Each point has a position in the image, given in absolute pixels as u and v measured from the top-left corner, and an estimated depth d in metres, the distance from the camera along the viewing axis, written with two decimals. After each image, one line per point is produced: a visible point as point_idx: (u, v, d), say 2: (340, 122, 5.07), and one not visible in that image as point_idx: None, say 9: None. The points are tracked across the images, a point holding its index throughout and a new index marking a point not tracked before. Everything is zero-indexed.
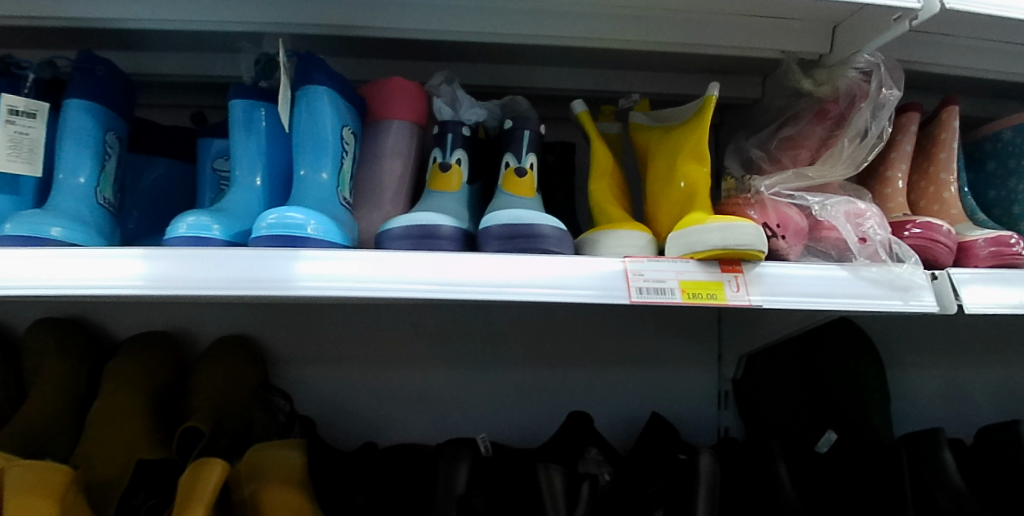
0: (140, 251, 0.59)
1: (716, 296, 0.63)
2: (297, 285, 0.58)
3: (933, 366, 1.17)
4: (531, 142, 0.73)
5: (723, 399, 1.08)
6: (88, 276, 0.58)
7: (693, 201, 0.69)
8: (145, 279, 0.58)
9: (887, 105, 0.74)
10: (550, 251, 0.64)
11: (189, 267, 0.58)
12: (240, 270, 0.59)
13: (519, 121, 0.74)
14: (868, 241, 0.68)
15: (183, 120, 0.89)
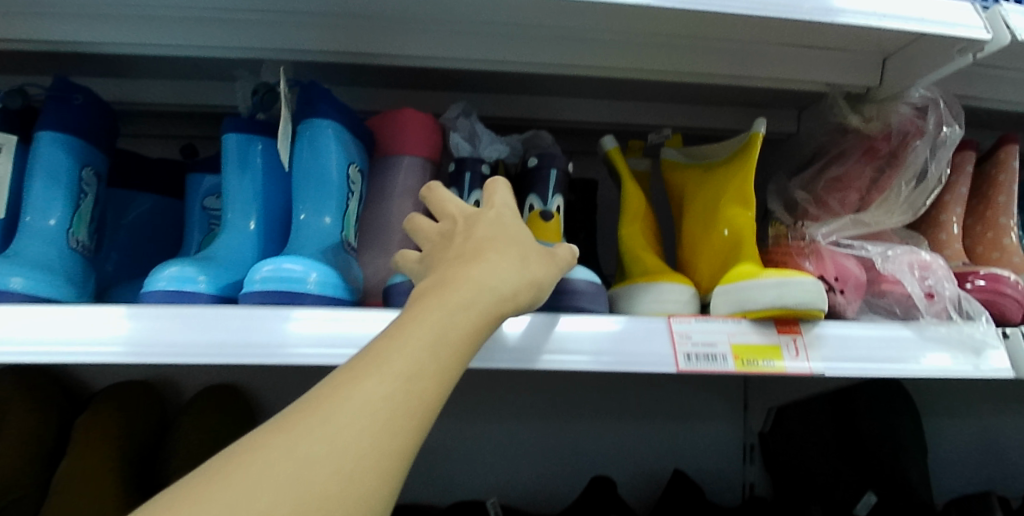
0: (122, 308, 0.51)
1: (773, 362, 0.55)
2: (292, 351, 0.51)
3: (971, 417, 1.10)
4: (558, 183, 0.66)
5: (747, 453, 1.01)
6: (59, 338, 0.50)
7: (740, 250, 0.62)
8: (127, 343, 0.50)
9: (949, 143, 0.67)
10: (585, 309, 0.57)
11: (177, 328, 0.51)
12: (231, 333, 0.51)
13: (547, 159, 0.66)
14: (937, 297, 0.62)
15: (171, 152, 0.81)
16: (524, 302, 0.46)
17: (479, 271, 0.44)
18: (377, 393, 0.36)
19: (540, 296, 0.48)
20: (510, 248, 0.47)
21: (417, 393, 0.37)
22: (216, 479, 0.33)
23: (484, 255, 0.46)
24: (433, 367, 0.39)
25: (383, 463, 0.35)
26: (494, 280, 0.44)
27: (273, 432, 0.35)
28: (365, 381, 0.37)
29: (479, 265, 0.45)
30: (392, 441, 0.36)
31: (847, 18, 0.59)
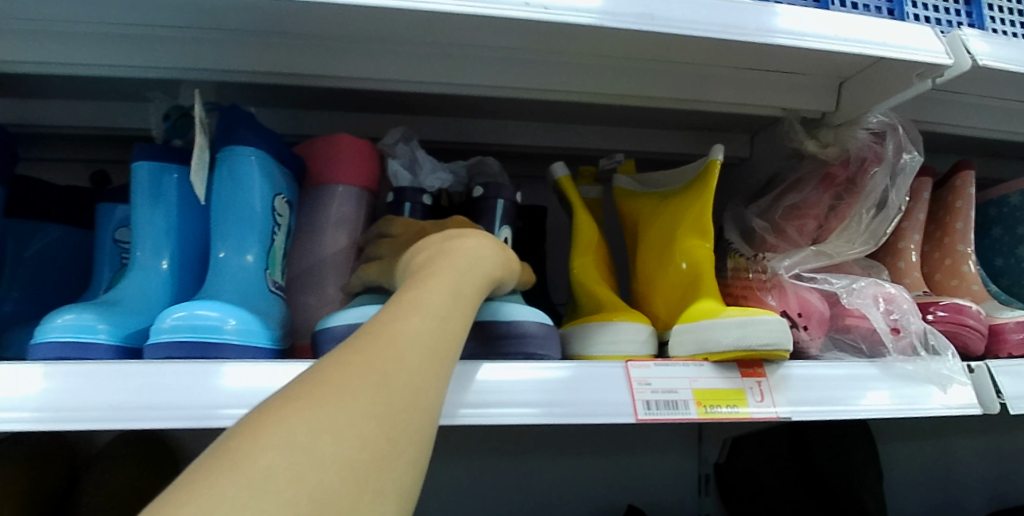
0: (40, 365, 0.45)
1: (737, 408, 0.51)
2: (216, 410, 0.45)
3: (926, 441, 1.09)
4: (506, 214, 0.61)
5: (703, 484, 0.97)
6: None
7: (699, 285, 0.58)
8: (42, 407, 0.43)
9: (908, 170, 0.66)
10: (535, 355, 0.52)
11: (99, 388, 0.44)
12: (135, 392, 0.44)
13: (494, 188, 0.61)
14: (902, 332, 0.59)
15: (79, 179, 0.74)
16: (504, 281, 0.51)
17: (474, 241, 0.49)
18: (422, 327, 0.38)
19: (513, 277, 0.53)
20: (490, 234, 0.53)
21: (452, 327, 0.40)
22: (297, 404, 0.32)
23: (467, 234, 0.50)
24: (458, 309, 0.42)
25: (437, 385, 0.37)
26: (487, 250, 0.49)
27: (336, 364, 0.35)
28: (406, 318, 0.39)
29: (471, 238, 0.49)
30: (439, 367, 0.38)
31: (807, 42, 0.56)
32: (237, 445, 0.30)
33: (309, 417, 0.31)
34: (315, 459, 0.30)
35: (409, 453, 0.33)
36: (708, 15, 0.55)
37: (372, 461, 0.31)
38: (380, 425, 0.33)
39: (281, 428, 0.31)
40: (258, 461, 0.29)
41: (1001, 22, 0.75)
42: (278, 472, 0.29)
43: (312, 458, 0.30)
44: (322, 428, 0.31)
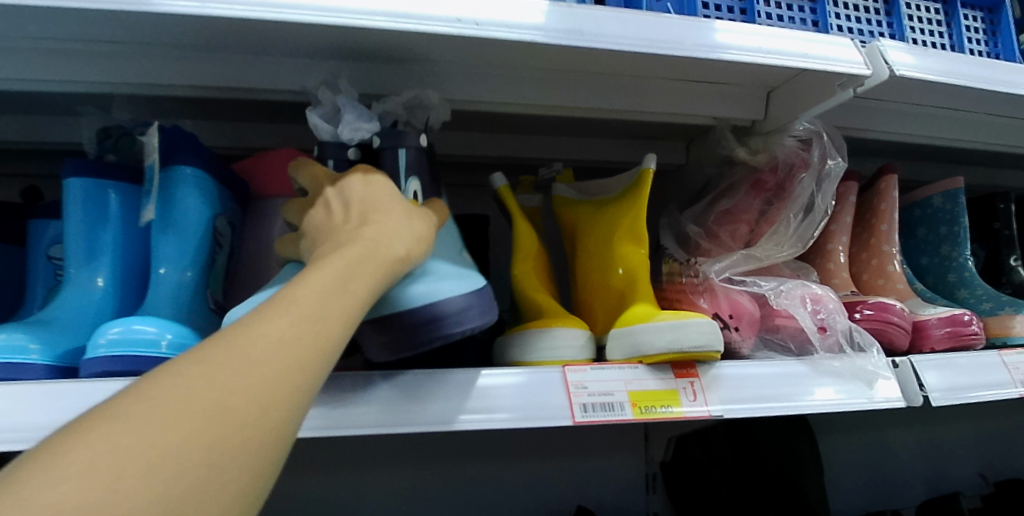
0: None
1: (671, 408, 0.53)
2: None
3: (865, 435, 1.13)
4: (408, 166, 0.54)
5: (650, 482, 0.99)
6: None
7: (635, 290, 0.60)
8: None
9: (832, 176, 0.69)
10: (467, 329, 0.47)
11: (41, 412, 0.43)
12: (63, 414, 0.43)
13: (396, 140, 0.54)
14: (829, 331, 0.62)
15: (14, 195, 0.72)
16: (416, 262, 0.45)
17: (372, 230, 0.43)
18: (291, 330, 0.33)
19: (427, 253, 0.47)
20: (405, 214, 0.46)
21: (330, 332, 0.35)
22: (112, 426, 0.27)
23: (372, 215, 0.44)
24: (340, 308, 0.36)
25: (297, 401, 0.32)
26: (387, 240, 0.42)
27: (176, 373, 0.30)
28: (272, 319, 0.33)
29: (372, 226, 0.43)
30: (306, 377, 0.32)
31: (732, 55, 0.59)
32: (34, 469, 0.26)
33: (115, 444, 0.27)
34: (115, 495, 0.25)
35: (241, 482, 0.29)
36: (640, 30, 0.57)
37: (188, 496, 0.27)
38: (205, 454, 0.28)
39: (80, 455, 0.26)
40: (40, 499, 0.25)
41: (920, 34, 0.80)
42: (66, 509, 0.25)
43: (114, 495, 0.26)
44: (127, 461, 0.26)
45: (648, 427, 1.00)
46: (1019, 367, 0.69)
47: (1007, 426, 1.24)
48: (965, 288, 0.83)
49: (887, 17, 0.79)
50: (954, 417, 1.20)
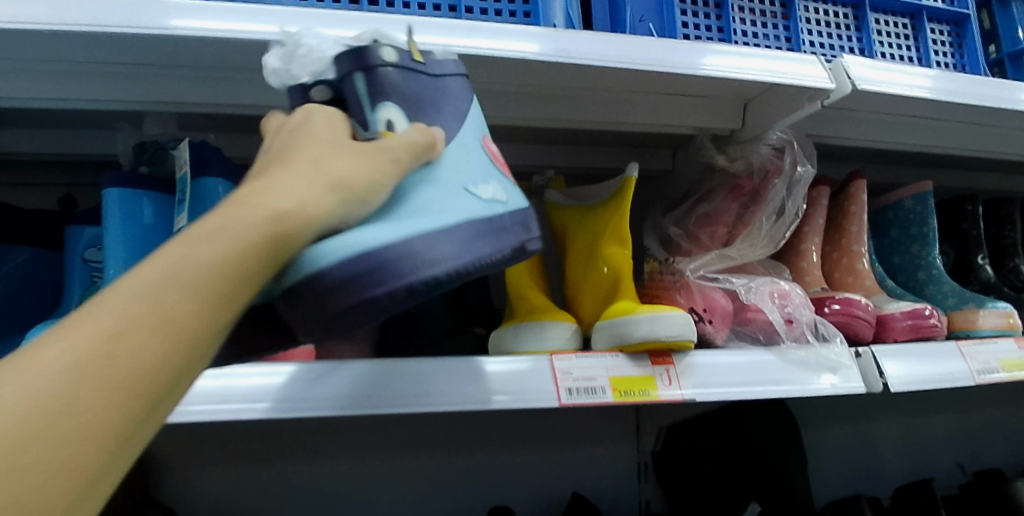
0: None
1: (648, 392, 0.59)
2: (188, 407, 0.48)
3: (850, 427, 1.19)
4: (370, 94, 0.47)
5: (643, 471, 1.05)
6: None
7: (618, 287, 0.66)
8: None
9: (801, 182, 0.76)
10: (409, 286, 0.38)
11: None
12: None
13: (353, 60, 0.47)
14: (795, 323, 0.68)
15: (50, 203, 0.78)
16: (325, 211, 0.35)
17: (252, 185, 0.34)
18: (80, 339, 0.26)
19: (353, 200, 0.37)
20: (318, 162, 0.37)
21: (139, 341, 0.27)
22: None
23: (268, 169, 0.36)
24: (164, 303, 0.28)
25: (73, 436, 0.25)
26: (269, 190, 0.34)
27: None
28: (62, 330, 0.27)
29: (257, 180, 0.35)
30: (77, 422, 0.25)
31: (709, 70, 0.65)
32: None
33: None
34: None
35: None
36: (622, 50, 0.63)
37: None
38: None
39: None
40: None
41: (887, 47, 0.86)
42: None
43: None
44: None
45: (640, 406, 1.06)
46: (975, 356, 0.76)
47: (987, 418, 1.29)
48: (933, 285, 0.89)
49: (857, 32, 0.85)
50: (937, 411, 1.25)
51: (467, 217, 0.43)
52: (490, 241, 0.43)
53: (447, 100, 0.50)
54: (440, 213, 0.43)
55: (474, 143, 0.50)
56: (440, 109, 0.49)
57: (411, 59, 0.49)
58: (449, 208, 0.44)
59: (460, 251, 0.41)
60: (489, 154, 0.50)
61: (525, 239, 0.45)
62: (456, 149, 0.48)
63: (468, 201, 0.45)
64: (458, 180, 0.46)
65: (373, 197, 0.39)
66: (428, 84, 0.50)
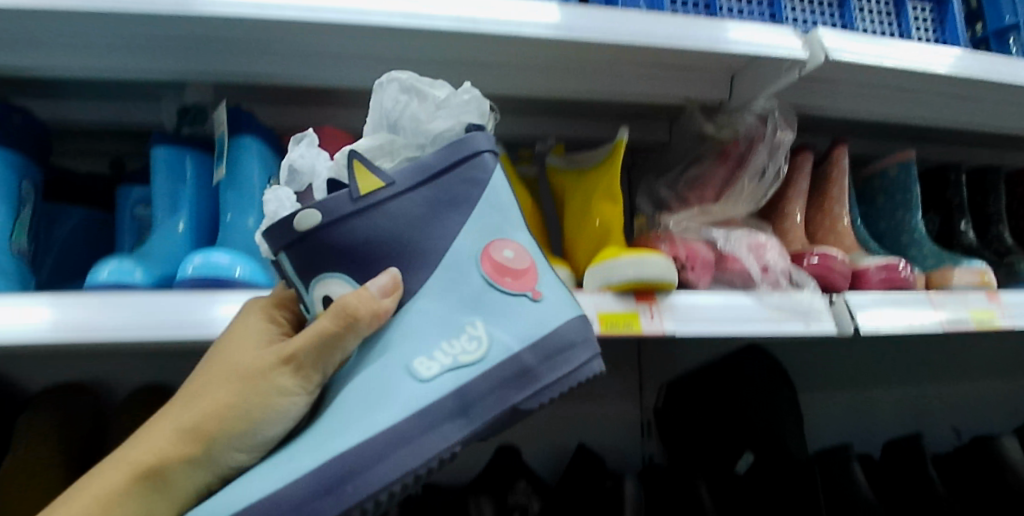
0: (94, 298, 0.57)
1: (631, 326, 0.66)
2: (215, 327, 0.58)
3: (887, 395, 1.14)
4: (300, 276, 0.53)
5: (645, 429, 1.04)
6: (20, 324, 0.56)
7: (609, 238, 0.73)
8: (98, 326, 0.56)
9: (783, 146, 0.81)
10: None
11: (129, 310, 0.57)
12: (150, 314, 0.57)
13: (276, 237, 0.52)
14: (770, 270, 0.74)
15: (102, 168, 0.87)
16: (195, 452, 0.47)
17: (155, 430, 0.48)
18: None
19: (226, 442, 0.47)
20: (185, 416, 0.48)
21: None
22: None
23: (179, 406, 0.49)
24: None
25: None
26: (156, 442, 0.47)
27: None
28: None
29: (161, 423, 0.48)
30: None
31: (735, 48, 0.72)
32: None
33: None
34: None
35: None
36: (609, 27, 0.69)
37: None
38: None
39: None
40: None
41: (869, 23, 0.92)
42: None
43: None
44: None
45: (644, 340, 1.05)
46: (945, 306, 0.81)
47: None
48: (914, 247, 0.95)
49: (840, 9, 0.90)
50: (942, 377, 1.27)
51: (398, 415, 0.48)
52: (404, 461, 0.46)
53: (411, 232, 0.54)
54: (360, 421, 0.48)
55: (459, 283, 0.54)
56: (408, 237, 0.54)
57: (346, 201, 0.53)
58: (377, 407, 0.48)
59: (355, 488, 0.45)
60: (486, 274, 0.54)
61: (459, 435, 0.48)
62: (428, 302, 0.53)
63: (408, 387, 0.49)
64: (412, 353, 0.50)
65: (248, 431, 0.48)
66: (377, 223, 0.53)
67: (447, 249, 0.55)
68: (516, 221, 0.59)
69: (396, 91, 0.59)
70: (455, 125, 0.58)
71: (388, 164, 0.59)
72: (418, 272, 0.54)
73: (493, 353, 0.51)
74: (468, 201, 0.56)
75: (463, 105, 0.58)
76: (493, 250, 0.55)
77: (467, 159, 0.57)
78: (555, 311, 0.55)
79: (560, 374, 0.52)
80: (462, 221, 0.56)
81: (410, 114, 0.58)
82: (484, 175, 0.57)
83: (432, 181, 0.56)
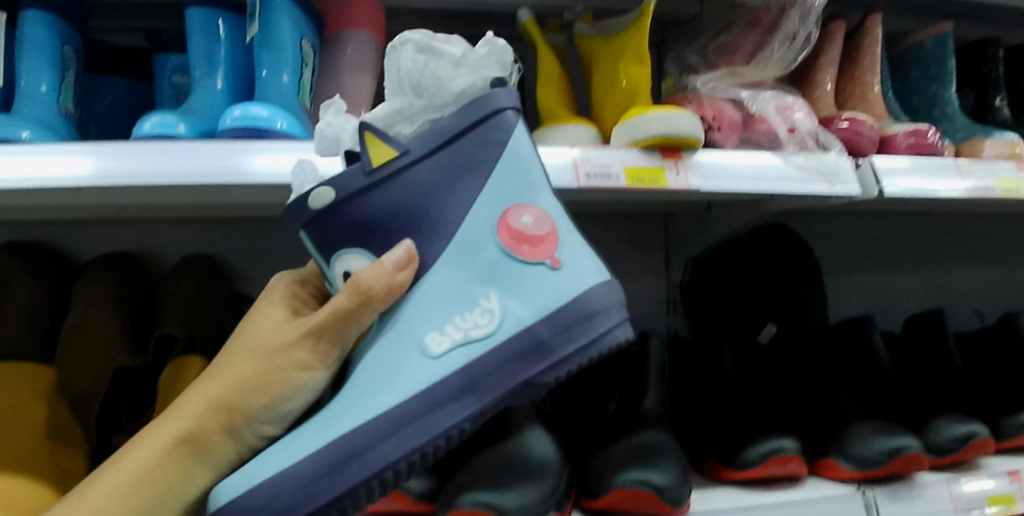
0: (141, 147, 0.60)
1: (657, 181, 0.67)
2: (249, 175, 0.60)
3: (908, 276, 1.15)
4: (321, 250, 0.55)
5: (672, 304, 1.05)
6: (72, 173, 0.59)
7: (636, 97, 0.74)
8: (146, 170, 0.59)
9: (814, 10, 0.79)
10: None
11: (173, 156, 0.60)
12: (193, 160, 0.60)
13: (296, 214, 0.54)
14: (796, 131, 0.75)
15: (139, 43, 0.89)
16: (226, 421, 0.50)
17: (189, 399, 0.52)
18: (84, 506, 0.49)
19: (254, 411, 0.50)
20: (215, 388, 0.51)
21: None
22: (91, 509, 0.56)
23: (209, 377, 0.53)
24: (121, 496, 0.48)
25: None
26: (190, 411, 0.50)
27: None
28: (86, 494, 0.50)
29: (195, 392, 0.52)
30: None
31: None
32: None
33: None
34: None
35: None
36: None
37: None
38: None
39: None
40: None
41: None
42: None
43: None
44: None
45: (674, 212, 1.05)
46: (973, 173, 0.81)
47: None
48: (945, 121, 0.94)
49: None
50: None
51: (406, 394, 0.49)
52: (410, 439, 0.48)
53: (426, 204, 0.54)
54: (369, 400, 0.49)
55: (475, 255, 0.54)
56: (423, 209, 0.54)
57: (360, 177, 0.53)
58: (388, 384, 0.50)
59: (361, 467, 0.47)
60: (503, 243, 0.54)
61: (468, 412, 0.49)
62: (441, 275, 0.53)
63: (419, 365, 0.50)
64: (424, 329, 0.51)
65: (272, 404, 0.51)
66: (393, 196, 0.54)
67: (464, 220, 0.55)
68: (539, 181, 0.57)
69: (412, 52, 0.55)
70: (476, 81, 0.56)
71: (408, 129, 0.57)
72: (434, 244, 0.54)
73: (505, 328, 0.51)
74: (483, 165, 0.55)
75: (484, 61, 0.56)
76: (511, 218, 0.54)
77: (486, 119, 0.56)
78: (572, 279, 0.53)
79: (576, 346, 0.51)
80: (480, 187, 0.55)
81: (431, 74, 0.55)
82: (504, 136, 0.56)
83: (448, 146, 0.55)
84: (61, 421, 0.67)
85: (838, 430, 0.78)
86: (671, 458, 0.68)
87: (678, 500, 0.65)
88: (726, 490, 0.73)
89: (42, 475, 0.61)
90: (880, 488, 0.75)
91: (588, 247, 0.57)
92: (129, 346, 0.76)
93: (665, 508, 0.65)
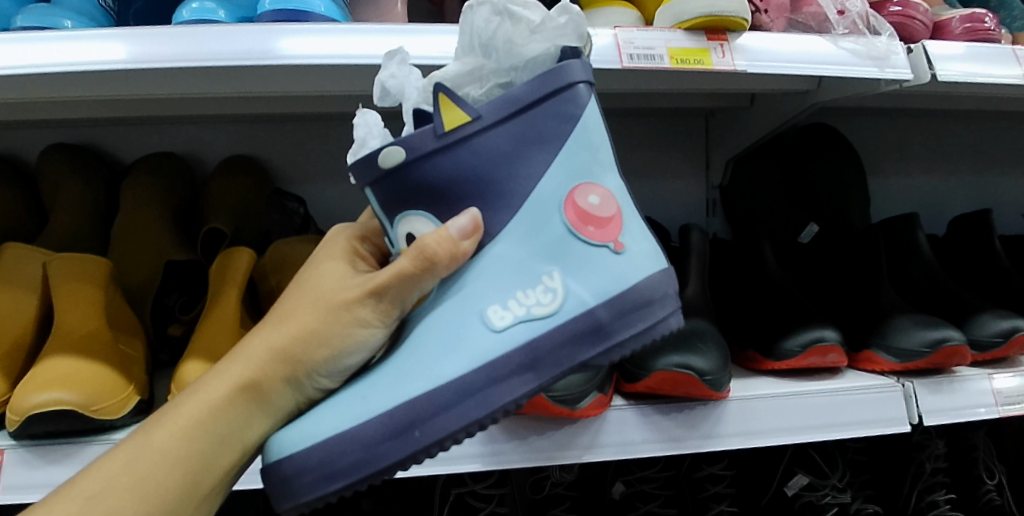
0: (178, 29, 0.60)
1: (702, 61, 0.66)
2: (286, 58, 0.60)
3: (953, 180, 1.12)
4: (383, 212, 0.50)
5: (711, 206, 1.05)
6: (113, 57, 0.59)
7: None
8: (184, 52, 0.59)
9: None
10: (339, 485, 0.44)
11: (211, 39, 0.59)
12: (231, 41, 0.60)
13: (361, 172, 0.49)
14: (846, 14, 0.73)
15: None
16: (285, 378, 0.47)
17: (246, 347, 0.48)
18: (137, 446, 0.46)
19: (315, 369, 0.48)
20: (274, 341, 0.48)
21: (160, 465, 0.45)
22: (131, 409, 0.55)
23: (265, 326, 0.49)
24: (178, 443, 0.46)
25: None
26: (248, 363, 0.47)
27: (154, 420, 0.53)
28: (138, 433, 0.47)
29: (252, 340, 0.49)
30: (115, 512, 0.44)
31: None
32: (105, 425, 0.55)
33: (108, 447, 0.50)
34: None
35: None
36: None
37: None
38: None
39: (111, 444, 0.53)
40: None
41: None
42: None
43: None
44: None
45: (713, 110, 1.03)
46: None
47: None
48: (1002, 10, 0.89)
49: None
50: None
51: (468, 365, 0.45)
52: (468, 413, 0.44)
53: (495, 172, 0.48)
54: (426, 368, 0.46)
55: (539, 231, 0.48)
56: (492, 178, 0.48)
57: (429, 139, 0.47)
58: (446, 353, 0.46)
59: (423, 434, 0.44)
60: (569, 222, 0.48)
61: (527, 390, 0.45)
62: (507, 247, 0.48)
63: (478, 339, 0.46)
64: (484, 300, 0.47)
65: (334, 359, 0.48)
66: (461, 161, 0.48)
67: (531, 190, 0.49)
68: (606, 160, 0.51)
69: (487, 12, 0.49)
70: (550, 49, 0.49)
71: (478, 92, 0.50)
72: (500, 209, 0.49)
73: (568, 309, 0.46)
74: (556, 139, 0.49)
75: (561, 28, 0.49)
76: (578, 195, 0.49)
77: (558, 92, 0.49)
78: (638, 267, 0.49)
79: (635, 332, 0.47)
80: (550, 159, 0.49)
81: (503, 36, 0.48)
82: (577, 111, 0.49)
83: (521, 114, 0.48)
84: (116, 307, 0.69)
85: (880, 322, 0.77)
86: (711, 345, 0.69)
87: (719, 384, 0.66)
88: (763, 379, 0.74)
89: (105, 355, 0.63)
90: (919, 380, 0.74)
91: (648, 232, 0.52)
92: (176, 243, 0.78)
93: (706, 391, 0.66)
